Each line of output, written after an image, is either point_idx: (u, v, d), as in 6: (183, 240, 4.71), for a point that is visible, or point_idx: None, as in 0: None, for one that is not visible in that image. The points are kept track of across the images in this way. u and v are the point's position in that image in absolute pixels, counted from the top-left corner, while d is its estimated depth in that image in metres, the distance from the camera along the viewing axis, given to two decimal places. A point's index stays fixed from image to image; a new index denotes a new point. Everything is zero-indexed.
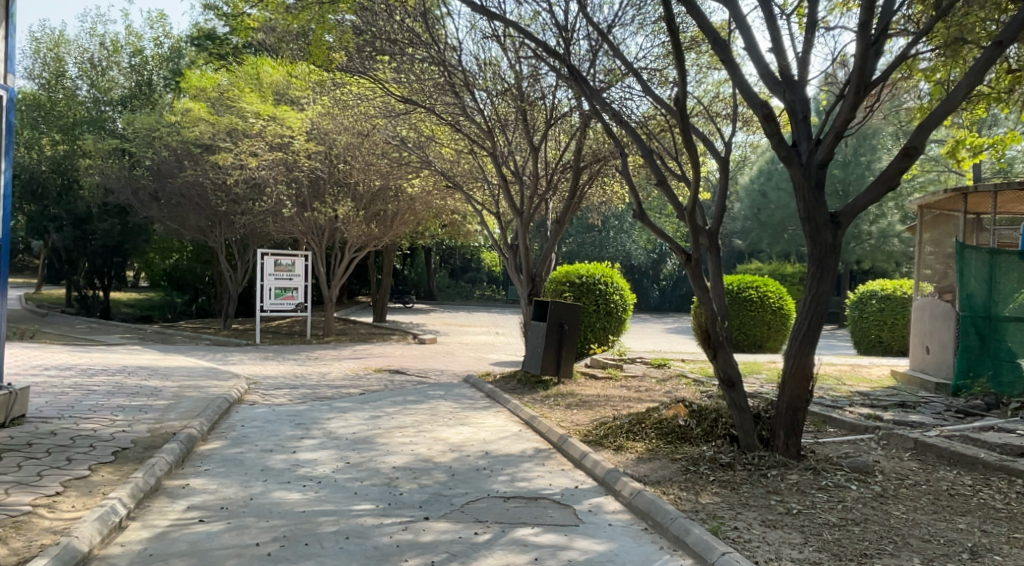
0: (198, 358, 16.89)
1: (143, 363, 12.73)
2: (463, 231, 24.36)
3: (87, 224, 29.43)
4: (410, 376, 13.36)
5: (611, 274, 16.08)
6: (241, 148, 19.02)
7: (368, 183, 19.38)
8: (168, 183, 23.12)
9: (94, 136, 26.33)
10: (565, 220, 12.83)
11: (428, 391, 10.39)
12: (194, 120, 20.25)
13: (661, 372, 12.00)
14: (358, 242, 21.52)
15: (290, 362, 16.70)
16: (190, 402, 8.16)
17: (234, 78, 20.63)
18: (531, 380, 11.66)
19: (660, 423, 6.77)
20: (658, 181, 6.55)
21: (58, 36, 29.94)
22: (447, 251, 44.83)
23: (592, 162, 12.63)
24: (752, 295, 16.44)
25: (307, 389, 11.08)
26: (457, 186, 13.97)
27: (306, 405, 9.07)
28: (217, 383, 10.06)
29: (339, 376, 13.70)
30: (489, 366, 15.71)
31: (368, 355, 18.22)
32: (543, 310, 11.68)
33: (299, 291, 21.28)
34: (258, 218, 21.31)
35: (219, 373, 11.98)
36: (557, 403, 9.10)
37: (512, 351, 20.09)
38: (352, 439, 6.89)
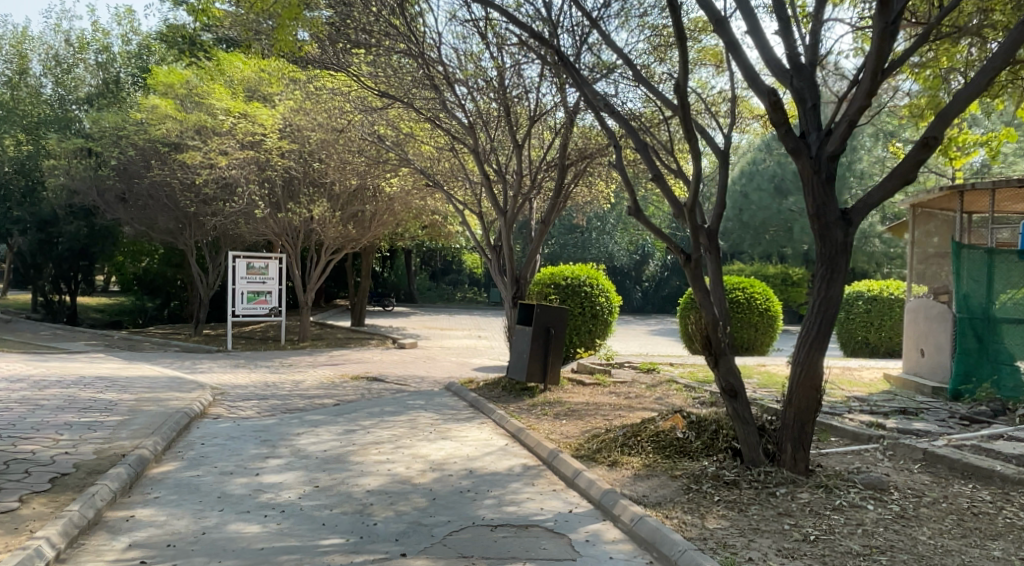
0: (165, 366, 16.21)
1: (106, 373, 12.11)
2: (443, 232, 23.76)
3: (52, 226, 28.38)
4: (387, 383, 12.79)
5: (597, 275, 15.63)
6: (210, 147, 18.39)
7: (343, 182, 18.77)
8: (135, 183, 22.48)
9: (59, 137, 25.50)
10: (549, 221, 12.31)
11: (406, 401, 9.83)
12: (161, 118, 19.56)
13: (650, 379, 11.49)
14: (333, 245, 20.84)
15: (263, 369, 16.06)
16: (147, 418, 7.60)
17: (205, 75, 20.05)
18: (516, 387, 11.16)
19: (656, 435, 6.26)
20: (654, 175, 6.02)
21: (23, 33, 29.37)
22: (426, 253, 44.23)
23: (577, 160, 12.15)
24: (739, 297, 16.01)
25: (278, 400, 10.50)
26: (437, 185, 13.45)
27: (275, 418, 8.50)
28: (180, 395, 9.47)
29: (314, 385, 13.13)
30: (471, 372, 15.17)
31: (345, 362, 17.60)
32: (527, 314, 11.22)
33: (273, 295, 20.58)
34: (229, 220, 20.66)
35: (184, 383, 11.37)
36: (545, 414, 8.59)
37: (494, 356, 19.55)
38: (323, 458, 6.34)
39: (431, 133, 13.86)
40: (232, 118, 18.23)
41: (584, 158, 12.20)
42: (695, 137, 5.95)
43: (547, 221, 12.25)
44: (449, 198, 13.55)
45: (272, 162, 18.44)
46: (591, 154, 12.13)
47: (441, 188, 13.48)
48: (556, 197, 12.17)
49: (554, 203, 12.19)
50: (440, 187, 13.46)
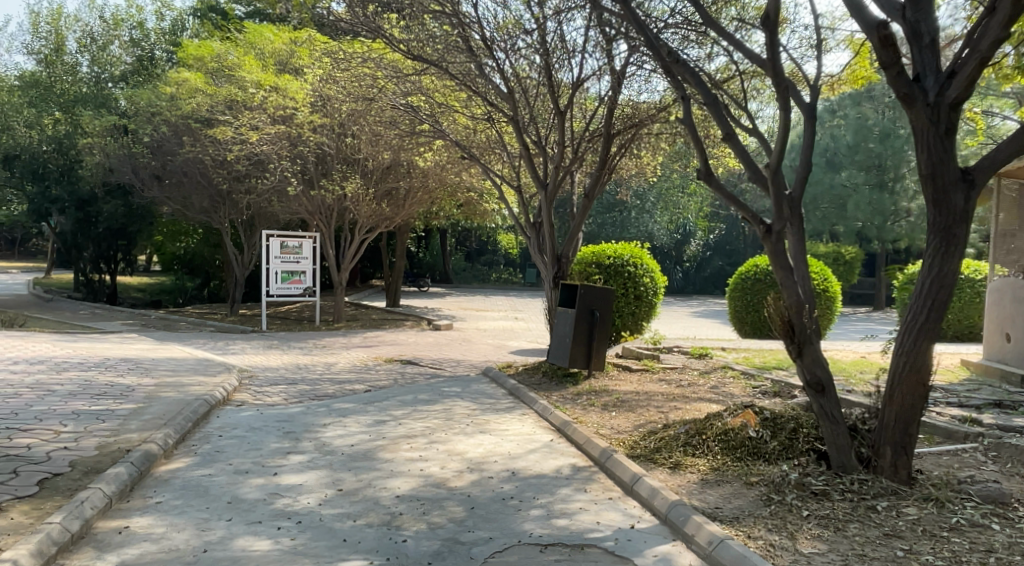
0: (198, 346, 15.81)
1: (132, 355, 11.66)
2: (480, 210, 23.08)
3: (91, 205, 28.00)
4: (423, 367, 12.17)
5: (640, 254, 14.79)
6: (241, 121, 17.88)
7: (377, 156, 18.16)
8: (169, 161, 22.18)
9: (94, 115, 25.33)
10: (594, 195, 11.49)
11: (441, 388, 9.15)
12: (191, 93, 19.23)
13: (703, 365, 10.66)
14: (367, 224, 20.17)
15: (296, 351, 15.58)
16: (163, 406, 7.03)
17: (236, 49, 19.66)
18: (558, 373, 10.45)
19: (725, 434, 5.43)
20: (726, 133, 5.19)
21: (59, 10, 29.13)
22: (462, 233, 43.65)
23: (625, 128, 11.35)
24: None
25: (306, 384, 9.92)
26: (474, 157, 12.73)
27: (302, 406, 7.89)
28: (203, 379, 8.93)
29: (346, 368, 12.56)
30: (510, 356, 14.48)
31: (380, 343, 17.05)
32: (569, 294, 10.47)
33: (307, 275, 20.06)
34: (262, 198, 20.20)
35: (212, 366, 10.85)
36: (592, 404, 7.83)
37: (533, 338, 18.85)
38: (349, 455, 5.68)
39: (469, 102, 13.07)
40: (264, 90, 17.95)
41: (631, 126, 11.36)
42: (787, 95, 5.22)
43: (592, 195, 11.42)
44: (486, 171, 12.78)
45: (304, 136, 17.87)
46: (639, 120, 11.29)
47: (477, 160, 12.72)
48: (603, 170, 11.37)
49: (600, 174, 11.39)
50: (477, 159, 12.71)
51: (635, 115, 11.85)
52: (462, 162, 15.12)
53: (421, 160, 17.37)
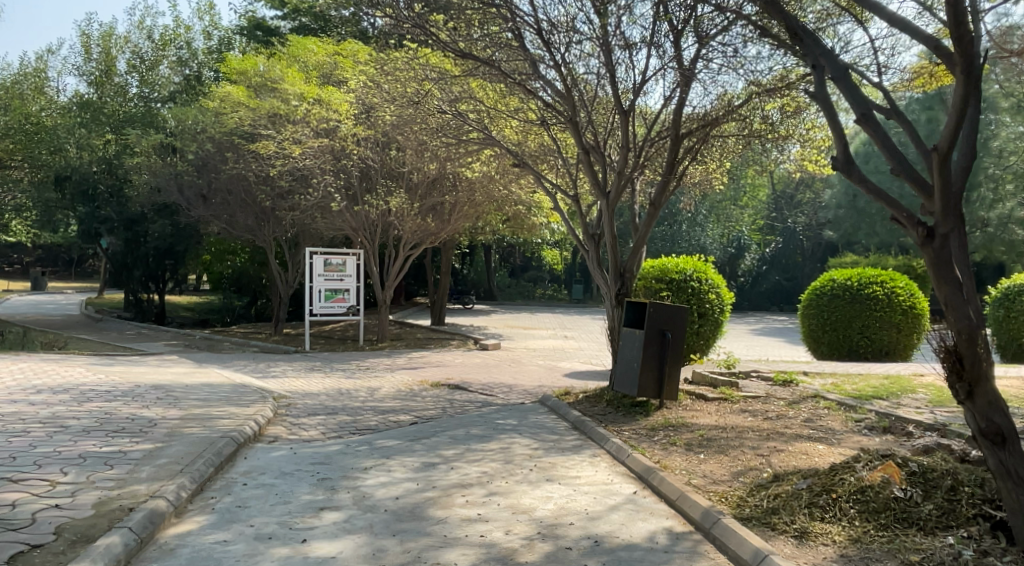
0: (238, 369, 15.14)
1: (164, 380, 10.92)
2: (528, 225, 22.20)
3: (138, 226, 27.94)
4: (473, 394, 11.19)
5: (704, 268, 13.67)
6: (283, 135, 17.28)
7: (423, 168, 17.38)
8: (213, 178, 21.79)
9: (140, 135, 25.05)
10: (659, 203, 10.38)
11: (495, 420, 8.17)
12: (234, 106, 18.72)
13: (790, 396, 9.55)
14: (412, 239, 19.34)
15: (339, 374, 14.79)
16: (184, 444, 6.16)
17: (277, 62, 19.12)
18: (626, 402, 9.36)
19: (861, 494, 4.53)
20: (862, 114, 4.40)
21: (110, 31, 29.12)
22: (506, 250, 42.77)
23: (693, 131, 10.35)
24: (876, 291, 14.86)
25: (346, 414, 9.02)
26: (525, 164, 11.79)
27: (341, 444, 6.96)
28: (235, 410, 8.06)
29: (390, 394, 11.64)
30: (564, 379, 13.43)
31: (425, 365, 16.19)
32: (636, 314, 9.41)
33: (351, 293, 19.30)
34: (305, 215, 19.52)
35: (248, 392, 10.02)
36: (673, 443, 6.79)
37: (587, 358, 17.80)
38: (394, 513, 4.73)
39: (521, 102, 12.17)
40: (307, 102, 17.39)
41: (697, 127, 10.35)
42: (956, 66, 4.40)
43: (657, 203, 10.34)
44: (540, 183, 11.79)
45: (347, 149, 17.24)
46: (706, 120, 10.31)
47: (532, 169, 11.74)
48: (669, 176, 10.31)
49: (666, 180, 10.34)
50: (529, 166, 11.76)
51: (704, 118, 10.85)
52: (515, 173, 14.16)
53: (468, 171, 16.47)
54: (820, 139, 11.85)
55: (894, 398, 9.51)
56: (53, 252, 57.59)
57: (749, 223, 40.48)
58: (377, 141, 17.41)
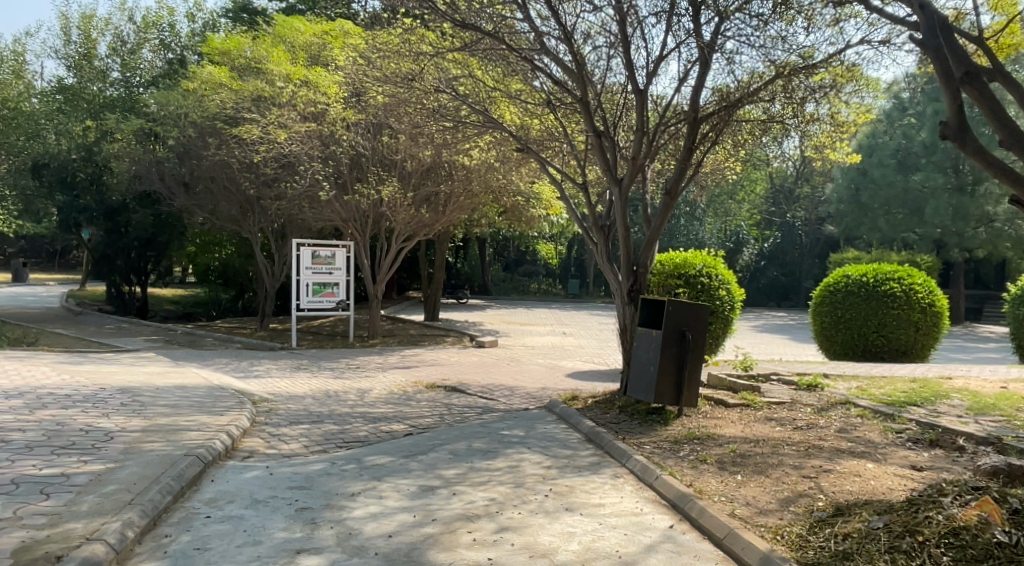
0: (219, 367, 14.26)
1: (134, 382, 10.03)
2: (524, 217, 21.38)
3: (120, 215, 26.73)
4: (471, 397, 10.37)
5: (715, 263, 12.90)
6: (268, 119, 16.37)
7: (416, 156, 16.56)
8: (196, 166, 20.85)
9: (120, 121, 24.03)
10: (675, 192, 9.56)
11: (498, 431, 7.35)
12: (216, 88, 17.76)
13: (817, 402, 8.80)
14: (404, 231, 18.45)
15: (327, 373, 13.93)
16: (141, 464, 5.31)
17: (263, 42, 18.20)
18: (640, 409, 8.56)
19: (954, 537, 3.73)
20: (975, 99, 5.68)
21: (90, 13, 27.99)
22: (500, 243, 41.91)
23: (711, 115, 9.62)
24: (894, 289, 14.13)
25: (333, 422, 8.16)
26: (528, 149, 10.95)
27: (325, 462, 6.11)
28: (206, 420, 7.19)
29: (382, 397, 10.79)
30: (567, 380, 12.61)
31: (419, 364, 15.35)
32: (652, 312, 8.67)
33: (340, 287, 18.41)
34: (292, 205, 18.62)
35: (224, 397, 9.13)
36: (703, 461, 5.99)
37: (588, 357, 17.00)
38: (386, 558, 3.91)
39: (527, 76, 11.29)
40: (293, 85, 16.63)
41: (716, 112, 9.65)
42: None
43: (673, 193, 9.51)
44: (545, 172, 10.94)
45: (336, 134, 16.43)
46: (726, 105, 9.62)
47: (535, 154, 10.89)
48: (686, 163, 9.50)
49: (682, 168, 9.53)
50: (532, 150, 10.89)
51: (721, 101, 10.13)
52: (516, 159, 13.29)
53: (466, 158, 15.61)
54: (840, 126, 11.13)
55: (930, 404, 8.74)
56: (37, 244, 56.39)
57: (746, 217, 39.76)
58: (368, 126, 16.60)
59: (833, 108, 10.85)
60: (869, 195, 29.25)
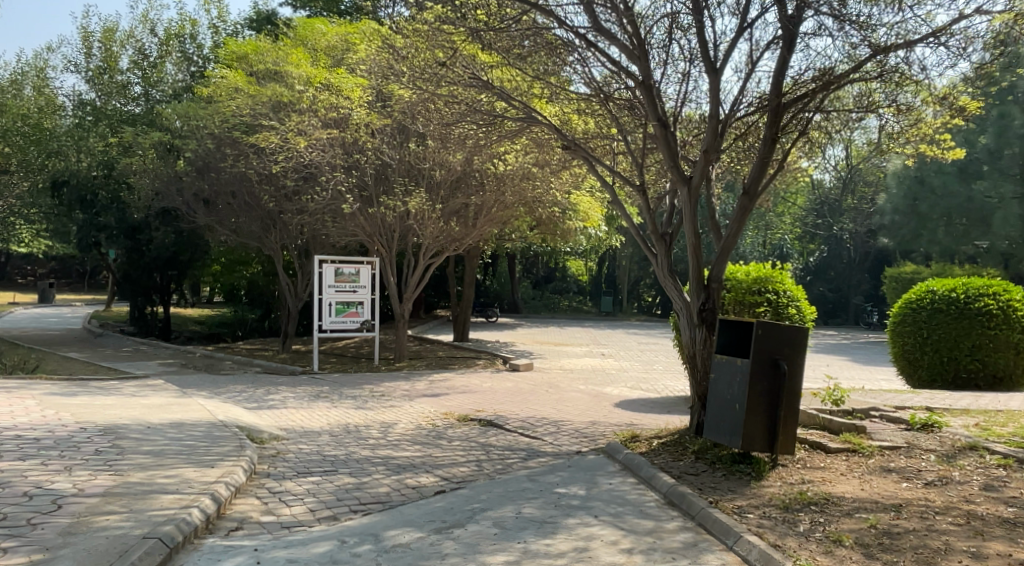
0: (231, 397, 12.95)
1: (124, 419, 8.66)
2: (561, 231, 20.03)
3: (141, 233, 25.64)
4: (513, 435, 8.91)
5: (783, 277, 11.36)
6: (287, 126, 15.10)
7: (446, 162, 15.27)
8: (214, 180, 19.67)
9: (137, 135, 23.05)
10: (755, 194, 7.98)
11: (553, 488, 5.88)
12: (232, 94, 16.56)
13: (940, 447, 7.28)
14: (433, 247, 17.09)
15: (349, 402, 12.58)
16: (79, 555, 3.90)
17: (284, 45, 17.07)
18: (722, 455, 7.03)
19: None
20: None
21: (113, 27, 27.12)
22: (530, 259, 40.56)
23: (796, 102, 8.16)
24: (990, 306, 12.53)
25: (349, 473, 6.74)
26: (576, 146, 9.55)
27: (333, 539, 4.69)
28: (192, 474, 5.81)
29: (409, 434, 9.39)
30: (617, 412, 11.11)
31: (450, 391, 13.97)
32: (730, 337, 7.20)
33: (365, 306, 17.07)
34: (314, 220, 17.33)
35: (222, 438, 7.72)
36: (842, 543, 4.48)
37: (634, 382, 15.45)
38: None
39: (578, 54, 9.97)
40: (314, 89, 15.46)
41: (803, 98, 8.18)
42: None
43: (752, 194, 7.92)
44: (595, 173, 9.46)
45: (360, 140, 15.32)
46: (816, 89, 8.16)
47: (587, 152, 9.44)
48: (767, 158, 7.95)
49: (763, 164, 7.96)
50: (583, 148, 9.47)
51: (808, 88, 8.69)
52: (560, 164, 11.81)
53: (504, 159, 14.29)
54: (941, 117, 9.63)
55: None
56: (67, 265, 56.33)
57: (789, 231, 37.91)
58: (395, 130, 15.41)
59: (933, 95, 9.35)
60: (928, 205, 27.47)
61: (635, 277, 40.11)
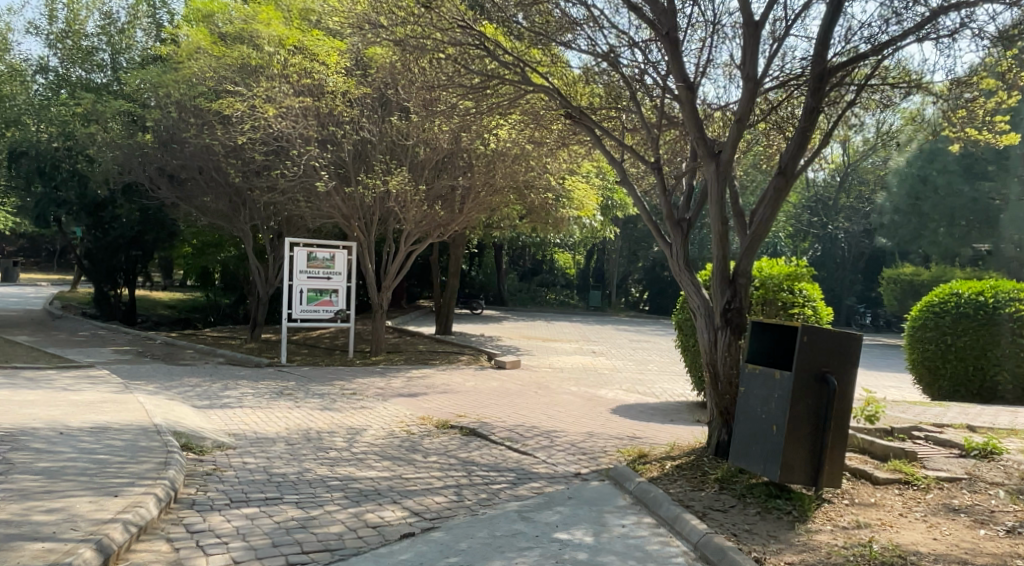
0: (183, 392, 11.60)
1: (37, 422, 7.32)
2: (553, 220, 18.77)
3: (105, 210, 24.16)
4: (501, 449, 7.64)
5: (797, 273, 10.18)
6: (255, 92, 13.72)
7: (432, 139, 13.96)
8: (179, 152, 18.21)
9: (100, 104, 21.52)
10: (792, 172, 6.69)
11: (551, 535, 4.61)
12: (197, 58, 15.13)
13: (1009, 479, 6.08)
14: (415, 233, 15.73)
15: (316, 401, 11.28)
16: None
17: (256, 5, 15.60)
18: (752, 486, 5.75)
19: None
20: None
21: None
22: (516, 251, 39.36)
23: (845, 66, 6.90)
24: (1019, 309, 11.49)
25: (299, 501, 5.44)
26: (580, 116, 8.22)
27: None
28: (85, 507, 4.52)
29: (380, 444, 8.10)
30: (616, 421, 9.89)
31: (428, 390, 12.68)
32: (764, 342, 5.95)
33: (339, 295, 15.65)
34: (286, 199, 15.90)
35: (147, 449, 6.41)
36: None
37: (629, 384, 14.24)
38: None
39: (588, 10, 8.70)
40: (286, 52, 14.04)
41: (853, 62, 6.92)
42: None
43: (789, 172, 6.64)
44: (604, 150, 8.08)
45: (336, 112, 13.92)
46: (869, 52, 6.89)
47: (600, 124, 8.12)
48: (807, 131, 6.66)
49: (803, 137, 6.67)
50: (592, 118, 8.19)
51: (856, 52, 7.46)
52: (558, 140, 10.52)
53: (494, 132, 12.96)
54: (997, 92, 8.44)
55: None
56: (38, 245, 54.43)
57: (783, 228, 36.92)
58: (375, 101, 14.12)
59: (989, 63, 8.15)
60: (929, 205, 26.54)
61: (623, 272, 39.01)
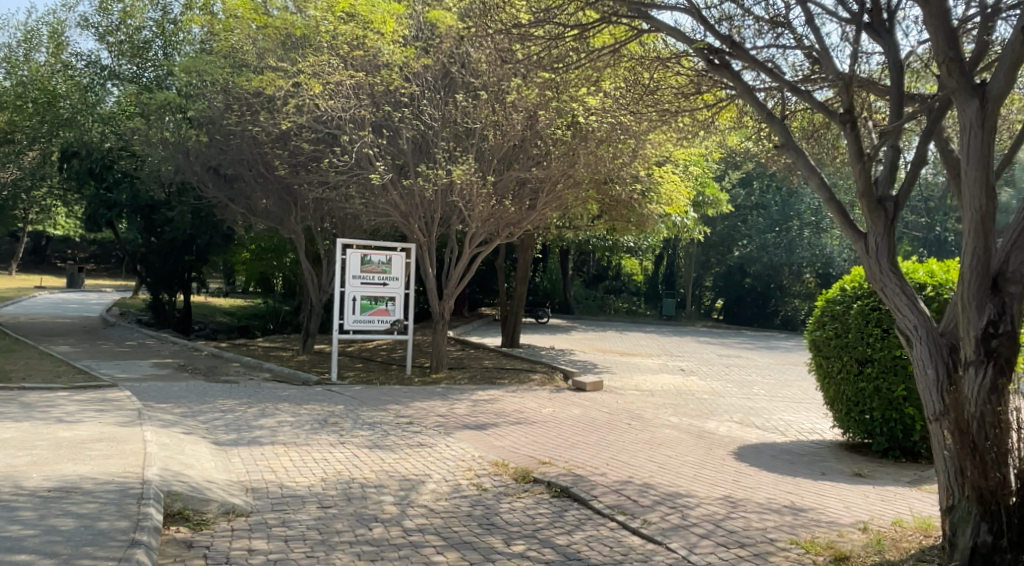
0: (208, 421, 9.62)
1: None
2: (638, 219, 16.37)
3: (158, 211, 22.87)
4: (615, 530, 5.32)
5: None
6: (303, 64, 11.87)
7: (503, 120, 11.87)
8: (224, 145, 16.45)
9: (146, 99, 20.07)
10: None
11: None
12: (242, 34, 13.25)
13: None
14: (480, 235, 13.49)
15: (364, 435, 9.16)
16: None
17: None
18: None
19: None
20: None
21: None
22: (582, 256, 36.95)
23: None
24: None
25: None
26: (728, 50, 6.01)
27: None
28: None
29: (441, 511, 5.86)
30: (750, 475, 7.45)
31: (501, 421, 10.43)
32: None
33: (397, 303, 13.56)
34: (337, 195, 13.87)
35: (99, 538, 4.33)
36: None
37: (740, 415, 11.73)
38: None
39: None
40: (336, 19, 12.07)
41: None
42: None
43: None
44: (762, 103, 5.71)
45: (393, 87, 11.88)
46: None
47: (763, 63, 5.74)
48: None
49: None
50: (749, 57, 5.85)
51: None
52: (664, 109, 8.13)
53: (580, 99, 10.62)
54: None
55: None
56: (106, 250, 54.42)
57: None
58: (439, 78, 12.25)
59: None
60: None
61: (697, 278, 36.20)
